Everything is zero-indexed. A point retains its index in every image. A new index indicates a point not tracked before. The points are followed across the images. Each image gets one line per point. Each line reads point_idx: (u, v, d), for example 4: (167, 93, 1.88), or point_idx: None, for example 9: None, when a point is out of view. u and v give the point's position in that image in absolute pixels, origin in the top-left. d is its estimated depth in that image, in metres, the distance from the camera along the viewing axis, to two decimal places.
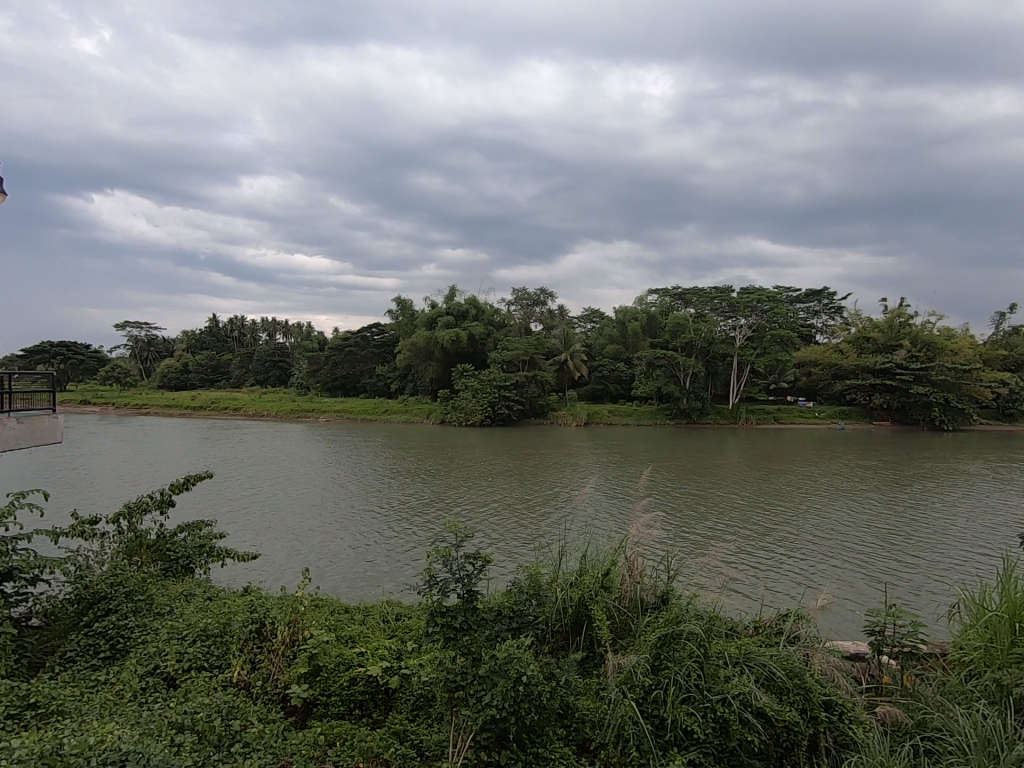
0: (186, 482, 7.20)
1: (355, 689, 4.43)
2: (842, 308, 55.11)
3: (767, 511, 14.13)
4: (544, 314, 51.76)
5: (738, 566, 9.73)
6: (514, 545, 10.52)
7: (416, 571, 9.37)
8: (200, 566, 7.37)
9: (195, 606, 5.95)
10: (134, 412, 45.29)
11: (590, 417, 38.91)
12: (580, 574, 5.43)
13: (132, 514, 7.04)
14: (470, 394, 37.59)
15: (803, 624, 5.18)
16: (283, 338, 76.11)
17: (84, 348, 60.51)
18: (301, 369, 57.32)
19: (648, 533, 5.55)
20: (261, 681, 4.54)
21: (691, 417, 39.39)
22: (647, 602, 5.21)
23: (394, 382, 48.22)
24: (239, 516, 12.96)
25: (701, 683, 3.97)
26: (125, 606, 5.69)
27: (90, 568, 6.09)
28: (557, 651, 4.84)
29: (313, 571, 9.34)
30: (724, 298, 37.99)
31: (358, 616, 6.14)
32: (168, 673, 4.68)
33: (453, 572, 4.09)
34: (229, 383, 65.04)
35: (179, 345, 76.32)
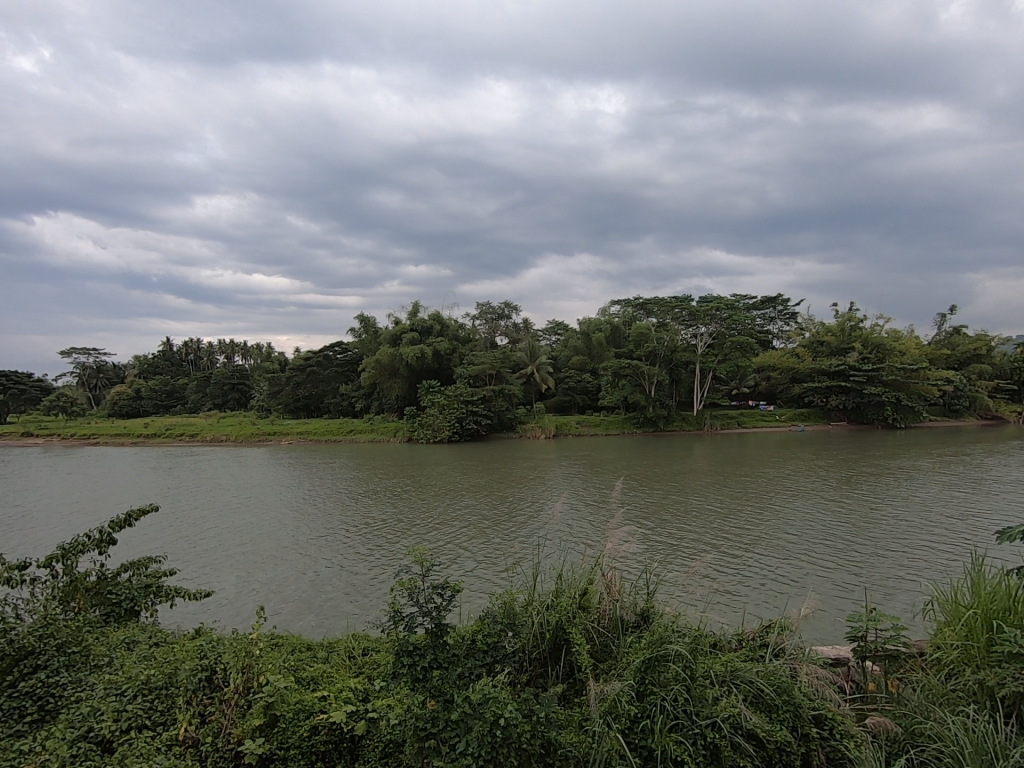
0: (129, 517, 6.60)
1: (316, 740, 4.03)
2: (796, 314, 57.30)
3: (736, 515, 14.30)
4: (509, 328, 51.88)
5: (718, 576, 9.64)
6: (487, 567, 10.24)
7: (385, 599, 9.02)
8: (146, 609, 6.80)
9: (138, 655, 5.42)
10: (81, 443, 42.92)
11: (559, 429, 38.91)
12: (557, 595, 5.19)
13: (67, 556, 6.35)
14: (436, 411, 36.97)
15: (787, 635, 5.01)
16: (242, 360, 73.97)
17: (25, 377, 57.08)
18: (261, 391, 55.72)
19: (625, 548, 5.33)
20: (212, 737, 4.10)
21: (658, 424, 39.75)
22: (628, 621, 4.97)
23: (358, 401, 47.31)
24: (188, 551, 12.13)
25: (689, 708, 3.76)
26: (57, 662, 5.12)
27: (16, 620, 5.45)
28: (535, 681, 4.51)
29: (270, 607, 8.81)
30: (684, 307, 39.05)
31: (321, 653, 5.73)
32: (104, 736, 4.17)
33: (419, 604, 3.86)
34: (184, 408, 62.62)
35: (130, 370, 73.17)
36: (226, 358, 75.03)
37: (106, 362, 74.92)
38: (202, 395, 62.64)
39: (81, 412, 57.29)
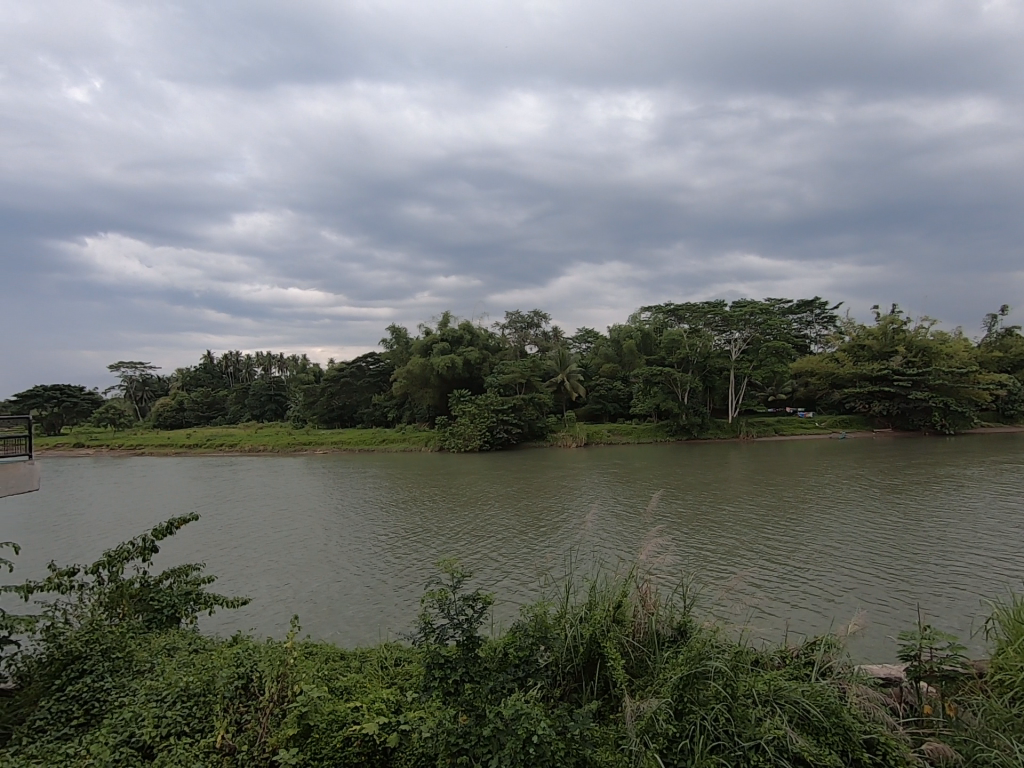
0: (170, 526, 6.73)
1: (349, 751, 4.01)
2: (834, 318, 55.61)
3: (775, 526, 13.85)
4: (539, 337, 51.86)
5: (758, 590, 9.29)
6: (519, 579, 10.13)
7: (418, 609, 8.99)
8: (187, 616, 6.91)
9: (179, 661, 5.51)
10: (129, 454, 44.79)
11: (590, 437, 38.54)
12: (590, 607, 5.04)
13: (113, 563, 6.55)
14: (468, 419, 37.16)
15: (834, 653, 4.76)
16: (279, 372, 76.03)
17: (78, 390, 59.88)
18: (297, 403, 57.00)
19: (660, 560, 5.16)
20: (248, 745, 4.15)
21: (692, 432, 39.01)
22: (664, 635, 4.84)
23: (390, 411, 48.00)
24: (224, 559, 12.40)
25: (731, 729, 3.60)
26: (102, 666, 5.27)
27: (65, 625, 5.68)
28: (569, 697, 4.38)
29: (304, 616, 8.91)
30: (717, 312, 38.42)
31: (355, 663, 5.76)
32: (145, 742, 4.25)
33: (450, 616, 3.85)
34: (224, 419, 64.57)
35: (174, 383, 76.05)
36: (263, 369, 77.20)
37: (152, 376, 78.16)
38: (241, 406, 64.56)
39: (129, 424, 59.72)
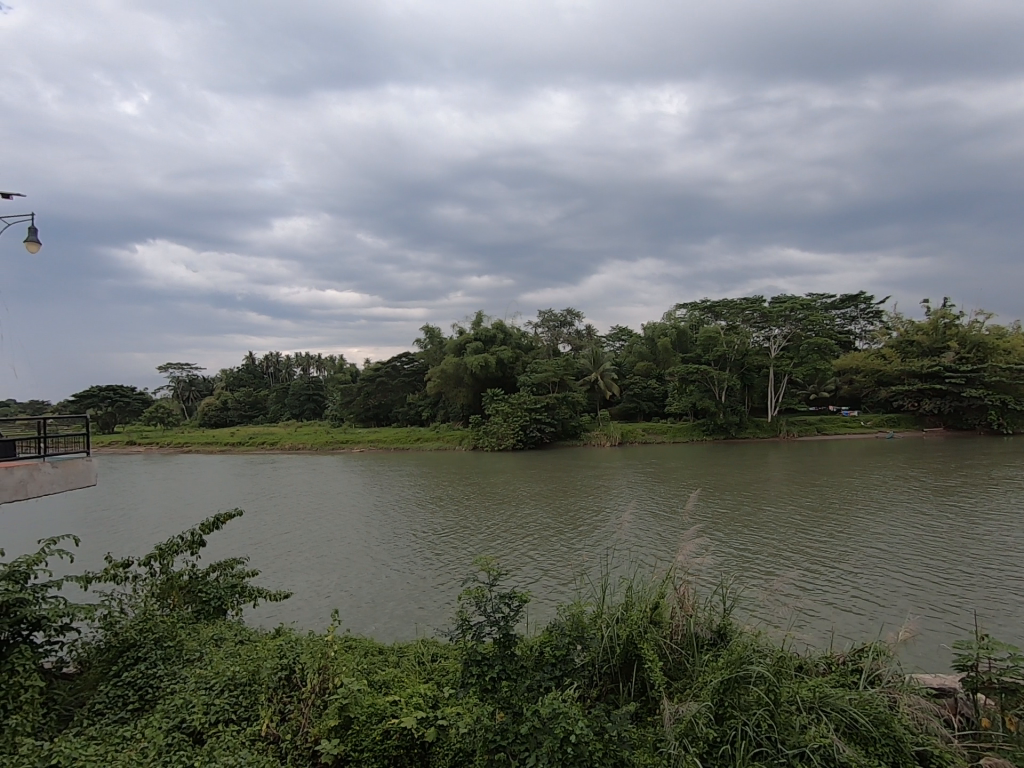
0: (217, 521, 6.99)
1: (388, 744, 4.07)
2: (881, 312, 53.48)
3: (818, 527, 13.41)
4: (572, 335, 51.61)
5: (801, 594, 9.01)
6: (554, 577, 10.11)
7: (454, 607, 9.07)
8: (233, 608, 7.15)
9: (225, 651, 5.72)
10: (177, 451, 46.66)
11: (624, 436, 38.14)
12: (626, 607, 4.99)
13: (164, 556, 6.85)
14: (501, 418, 37.30)
15: (883, 661, 4.59)
16: (317, 372, 77.91)
17: (130, 390, 62.71)
18: (335, 402, 58.29)
19: (699, 561, 5.07)
20: (291, 735, 4.28)
21: (730, 431, 38.15)
22: (704, 638, 4.76)
23: (425, 410, 48.58)
24: (267, 554, 12.78)
25: (774, 735, 3.51)
26: (154, 654, 5.50)
27: (121, 615, 5.99)
28: (606, 697, 4.35)
29: (344, 610, 9.12)
30: (755, 308, 37.46)
31: (393, 657, 5.85)
32: (195, 728, 4.42)
33: (487, 614, 3.87)
34: (266, 418, 66.57)
35: (219, 382, 78.85)
36: (303, 369, 79.27)
37: (198, 376, 81.21)
38: (281, 406, 66.44)
39: (177, 422, 62.25)
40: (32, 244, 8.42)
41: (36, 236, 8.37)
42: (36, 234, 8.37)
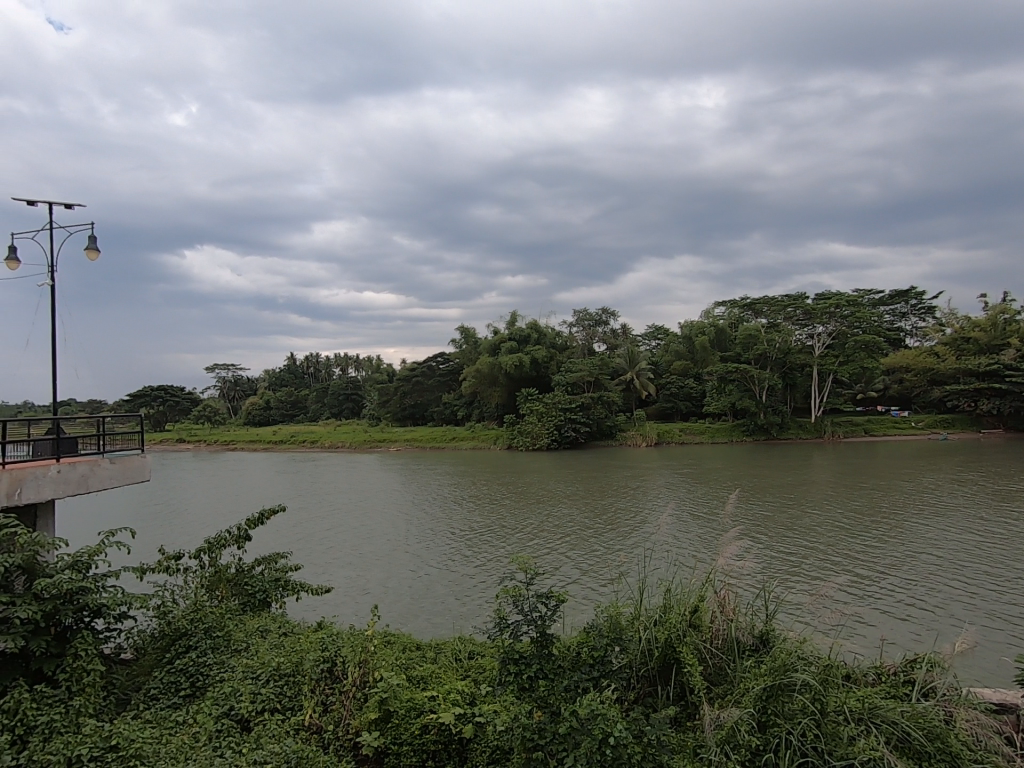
0: (261, 516, 7.23)
1: (427, 739, 4.13)
2: (934, 308, 51.05)
3: (866, 532, 12.90)
4: (607, 334, 51.14)
5: (848, 601, 8.68)
6: (591, 578, 10.06)
7: (490, 605, 9.11)
8: (276, 601, 7.38)
9: (271, 642, 5.92)
10: (223, 449, 48.43)
11: (661, 436, 37.54)
12: (664, 609, 4.92)
13: (212, 549, 7.13)
14: (535, 418, 37.25)
15: (937, 672, 4.39)
16: (355, 372, 79.52)
17: (179, 390, 65.43)
18: (372, 401, 59.39)
19: (739, 564, 4.95)
20: (333, 725, 4.41)
21: (771, 432, 37.09)
22: (745, 643, 4.66)
23: (460, 410, 48.98)
24: (309, 550, 13.14)
25: (820, 745, 3.40)
26: (204, 643, 5.74)
27: (174, 605, 6.27)
28: (643, 700, 4.30)
29: (383, 606, 9.29)
30: (798, 305, 36.31)
31: (430, 653, 5.93)
32: (243, 715, 4.59)
33: (525, 612, 3.88)
34: (306, 417, 68.36)
35: (262, 382, 81.36)
36: (341, 370, 81.03)
37: (242, 376, 84.05)
38: (321, 405, 68.06)
39: (223, 421, 64.55)
40: (91, 252, 8.87)
41: (95, 244, 8.82)
42: (95, 242, 8.83)
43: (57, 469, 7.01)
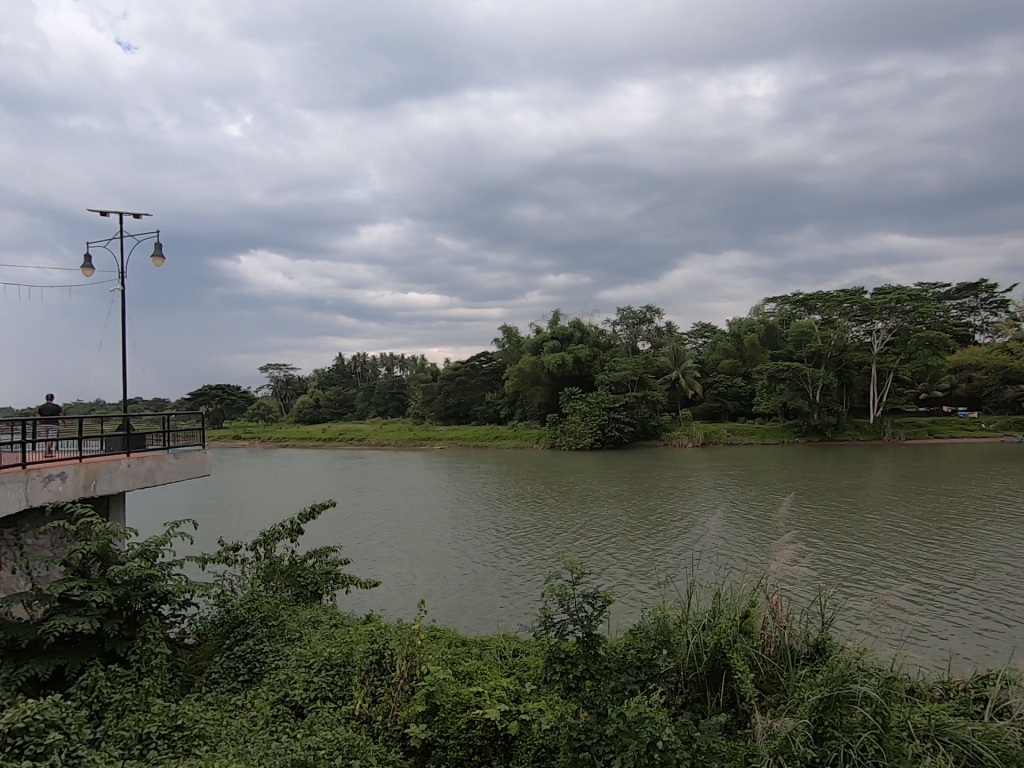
0: (313, 511, 7.48)
1: (473, 734, 4.17)
2: (1007, 302, 47.78)
3: (931, 539, 12.21)
4: (651, 332, 50.32)
5: (913, 611, 8.24)
6: (638, 580, 9.93)
7: (535, 604, 9.12)
8: (327, 593, 7.62)
9: (322, 633, 6.13)
10: (276, 446, 50.38)
11: (708, 437, 36.63)
12: (713, 614, 4.80)
13: (267, 542, 7.43)
14: (578, 418, 37.03)
15: (1013, 691, 4.11)
16: (400, 371, 81.12)
17: (235, 389, 68.48)
18: (417, 400, 60.43)
19: (793, 570, 4.78)
20: (382, 716, 4.51)
21: (826, 433, 35.60)
22: (799, 652, 4.50)
23: (503, 408, 49.25)
24: (358, 544, 13.51)
25: (882, 761, 3.25)
26: (260, 631, 5.99)
27: (232, 594, 6.57)
28: (692, 706, 4.21)
29: (430, 601, 9.46)
30: (855, 300, 34.72)
31: (475, 650, 6.00)
32: (297, 702, 4.76)
33: (571, 612, 3.84)
34: (354, 415, 70.21)
35: (312, 382, 84.04)
36: (387, 369, 82.79)
37: (293, 376, 87.13)
38: (368, 403, 69.74)
39: (275, 419, 67.04)
40: (157, 259, 9.39)
41: (160, 251, 9.34)
42: (160, 249, 9.34)
43: (128, 462, 7.47)
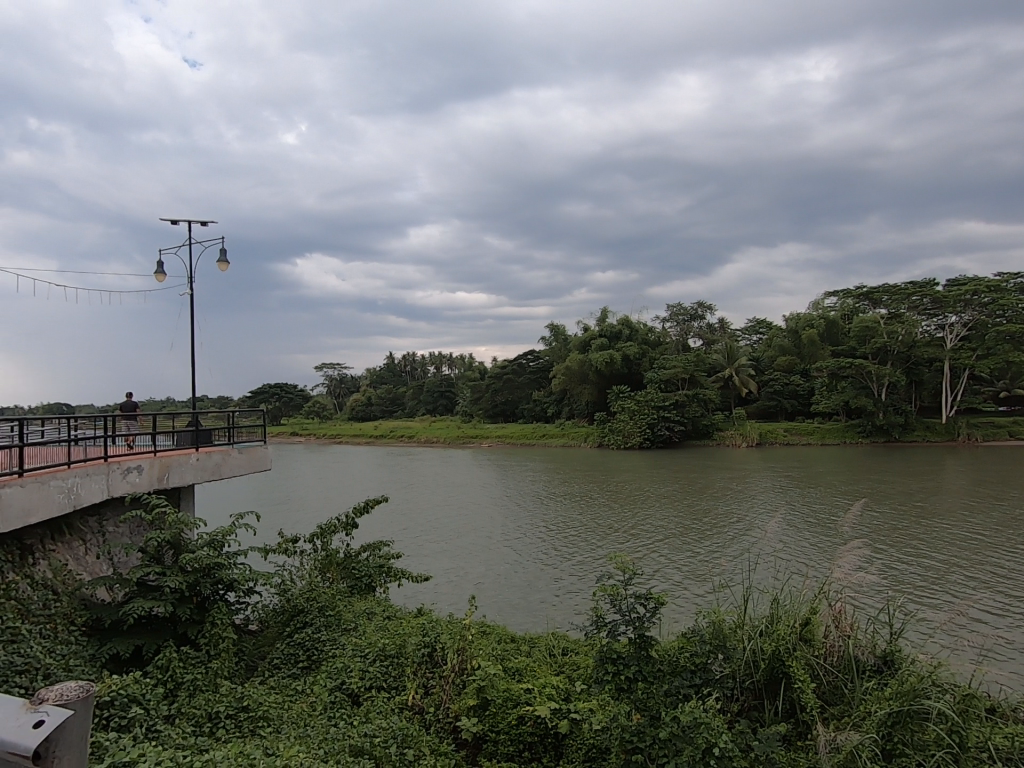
0: (367, 505, 7.69)
1: (523, 730, 4.19)
2: None
3: (1013, 547, 11.37)
4: (703, 329, 48.99)
5: (993, 623, 7.70)
6: (690, 582, 9.71)
7: (585, 604, 9.08)
8: (381, 585, 7.83)
9: (376, 624, 6.31)
10: (331, 442, 52.17)
11: (763, 437, 35.35)
12: (771, 619, 4.64)
13: (324, 535, 7.70)
14: (627, 416, 36.51)
15: None
16: (449, 369, 82.31)
17: (292, 387, 71.41)
18: (465, 398, 61.16)
19: (857, 575, 4.55)
20: (434, 708, 4.59)
21: (892, 434, 33.69)
22: (865, 663, 4.29)
23: (550, 407, 49.17)
24: (409, 539, 13.83)
25: None
26: (318, 621, 6.23)
27: (292, 583, 6.85)
28: (748, 714, 4.09)
29: (480, 597, 9.58)
30: (925, 293, 32.66)
31: (524, 646, 6.03)
32: (353, 690, 4.92)
33: (623, 613, 3.79)
34: (404, 413, 71.78)
35: (364, 380, 86.49)
36: (436, 368, 84.13)
37: (346, 374, 89.95)
38: (418, 401, 71.10)
39: (330, 416, 69.40)
40: (222, 265, 9.91)
41: (225, 257, 9.85)
42: (225, 255, 9.85)
43: (197, 457, 7.92)
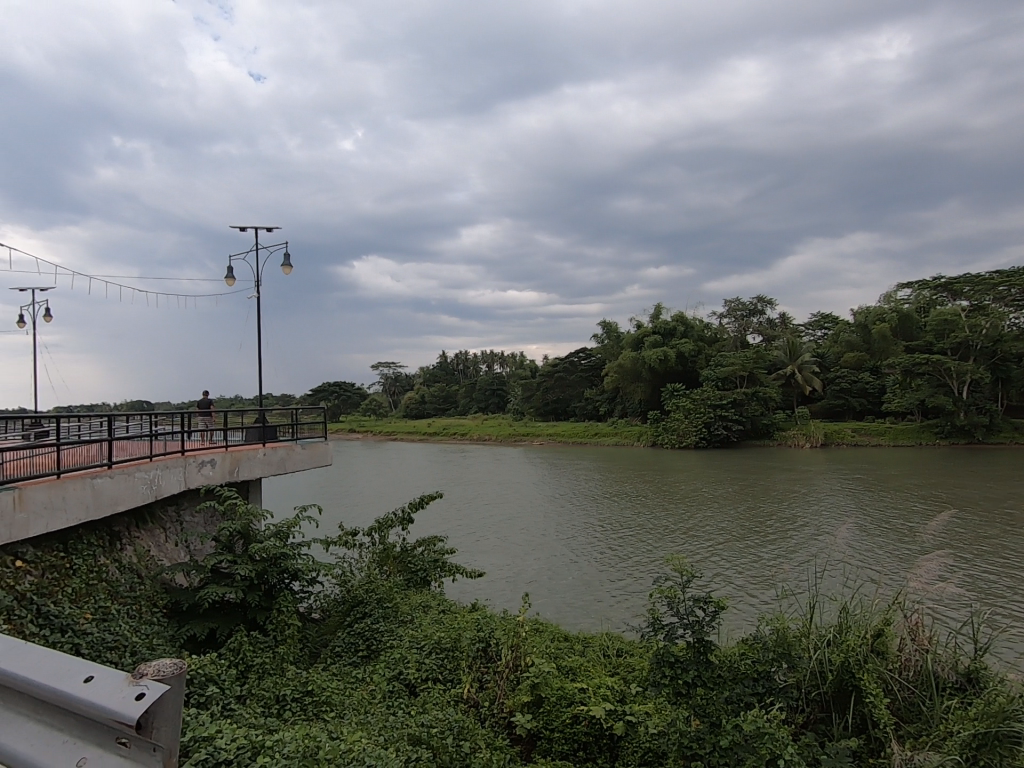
0: (422, 501, 7.85)
1: (578, 729, 4.18)
2: None
3: None
4: (763, 325, 47.14)
5: None
6: (752, 587, 9.38)
7: (641, 605, 8.93)
8: (435, 580, 7.98)
9: (432, 617, 6.45)
10: (386, 439, 53.60)
11: (829, 437, 33.63)
12: (840, 629, 4.42)
13: (382, 529, 7.93)
14: (682, 415, 35.61)
15: None
16: (500, 368, 82.85)
17: (350, 385, 73.88)
18: (516, 396, 61.37)
19: (937, 586, 4.27)
20: (489, 702, 4.65)
21: (974, 435, 31.30)
22: (946, 680, 4.01)
23: (602, 405, 48.63)
24: (463, 535, 14.05)
25: None
26: (377, 612, 6.43)
27: (351, 575, 7.09)
28: (815, 726, 3.90)
29: (534, 595, 9.61)
30: (1013, 283, 30.18)
31: (578, 645, 6.01)
32: (411, 680, 5.05)
33: (681, 615, 3.74)
34: (457, 411, 72.81)
35: (418, 379, 88.32)
36: (487, 366, 84.87)
37: (401, 373, 92.12)
38: (470, 399, 71.94)
39: (385, 413, 71.36)
40: (286, 269, 10.37)
41: (288, 261, 10.31)
42: (288, 259, 10.32)
43: (264, 451, 8.34)
